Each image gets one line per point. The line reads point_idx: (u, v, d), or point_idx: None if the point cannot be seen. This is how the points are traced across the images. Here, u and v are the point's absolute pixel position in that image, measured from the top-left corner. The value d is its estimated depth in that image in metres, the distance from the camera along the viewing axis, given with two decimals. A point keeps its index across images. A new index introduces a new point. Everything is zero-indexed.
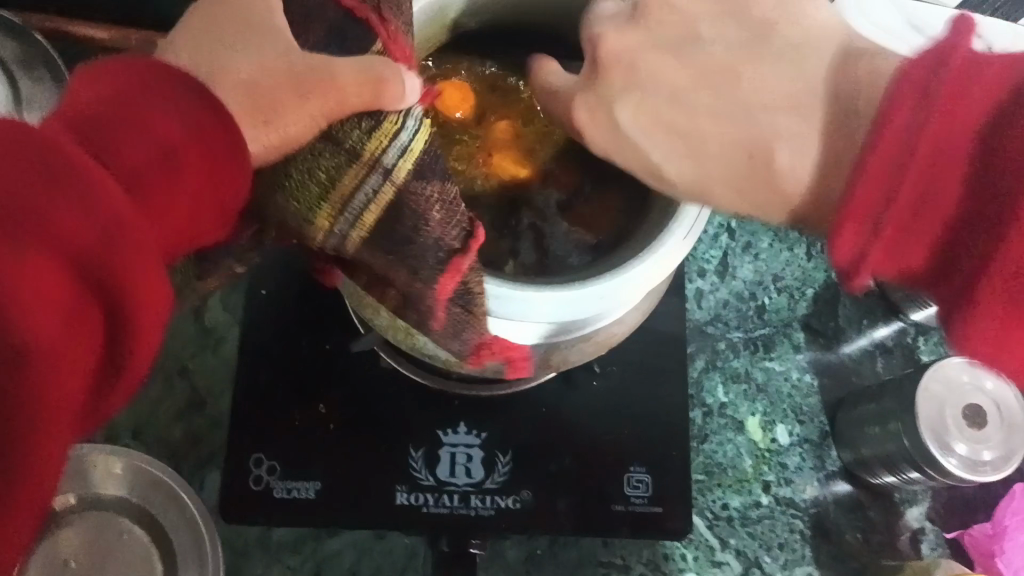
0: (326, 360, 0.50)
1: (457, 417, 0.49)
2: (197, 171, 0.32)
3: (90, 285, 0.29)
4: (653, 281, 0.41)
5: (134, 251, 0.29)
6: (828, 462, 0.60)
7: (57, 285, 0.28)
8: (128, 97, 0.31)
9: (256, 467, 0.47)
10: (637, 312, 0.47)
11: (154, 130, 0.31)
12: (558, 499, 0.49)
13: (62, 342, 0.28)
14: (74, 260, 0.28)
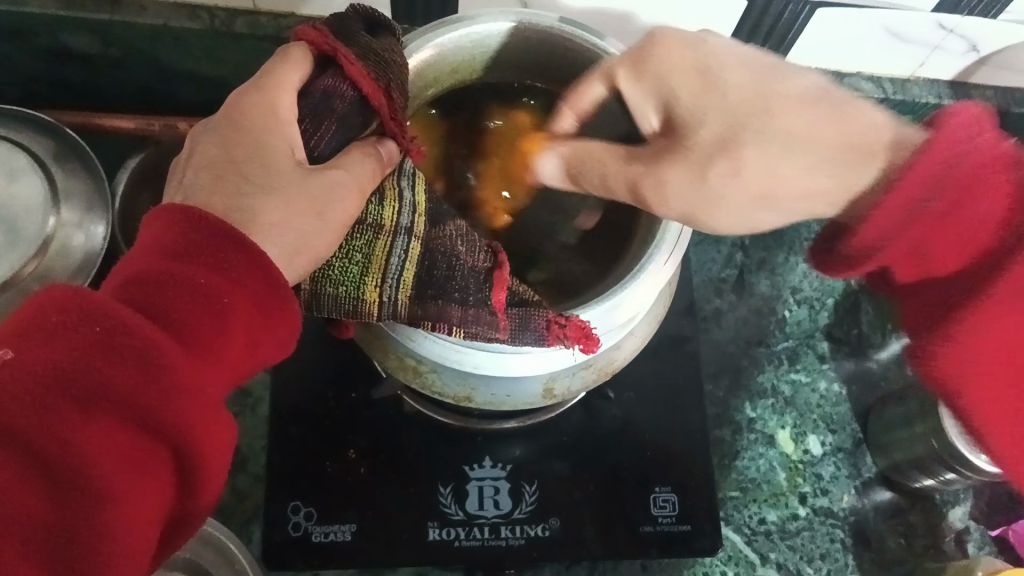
0: (354, 408, 0.52)
1: (482, 452, 0.51)
2: (260, 293, 0.32)
3: (154, 430, 0.29)
4: (650, 293, 0.41)
5: (189, 410, 0.29)
6: (864, 470, 0.60)
7: (102, 449, 0.28)
8: (182, 248, 0.31)
9: (294, 514, 0.49)
10: (637, 335, 0.45)
11: (221, 254, 0.32)
12: (586, 523, 0.50)
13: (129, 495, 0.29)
14: (115, 434, 0.28)
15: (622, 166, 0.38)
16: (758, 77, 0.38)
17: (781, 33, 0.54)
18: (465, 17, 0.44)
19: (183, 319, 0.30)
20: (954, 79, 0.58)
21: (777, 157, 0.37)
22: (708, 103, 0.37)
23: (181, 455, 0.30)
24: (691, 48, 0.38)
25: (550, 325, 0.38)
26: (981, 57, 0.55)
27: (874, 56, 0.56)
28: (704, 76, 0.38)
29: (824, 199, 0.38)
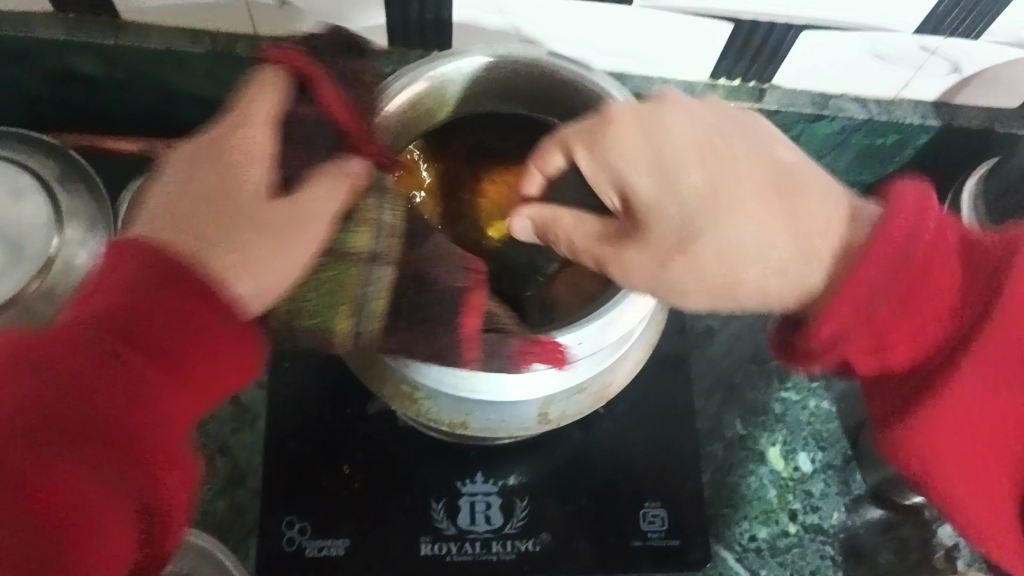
0: (349, 424, 0.53)
1: (474, 468, 0.52)
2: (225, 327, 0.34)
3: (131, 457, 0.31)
4: (639, 319, 0.42)
5: None
6: (854, 487, 0.61)
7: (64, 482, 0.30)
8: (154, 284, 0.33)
9: (288, 528, 0.49)
10: (630, 361, 0.46)
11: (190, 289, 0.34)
12: (576, 539, 0.51)
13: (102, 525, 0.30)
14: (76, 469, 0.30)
15: (592, 244, 0.39)
16: (704, 143, 0.38)
17: (769, 53, 0.55)
18: (450, 51, 0.44)
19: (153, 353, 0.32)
20: (939, 101, 0.59)
21: (768, 215, 0.38)
22: (687, 171, 0.38)
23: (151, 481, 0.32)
24: (646, 119, 0.38)
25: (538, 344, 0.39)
26: (964, 78, 0.56)
27: (858, 77, 0.57)
28: (716, 161, 0.38)
29: (814, 261, 0.38)
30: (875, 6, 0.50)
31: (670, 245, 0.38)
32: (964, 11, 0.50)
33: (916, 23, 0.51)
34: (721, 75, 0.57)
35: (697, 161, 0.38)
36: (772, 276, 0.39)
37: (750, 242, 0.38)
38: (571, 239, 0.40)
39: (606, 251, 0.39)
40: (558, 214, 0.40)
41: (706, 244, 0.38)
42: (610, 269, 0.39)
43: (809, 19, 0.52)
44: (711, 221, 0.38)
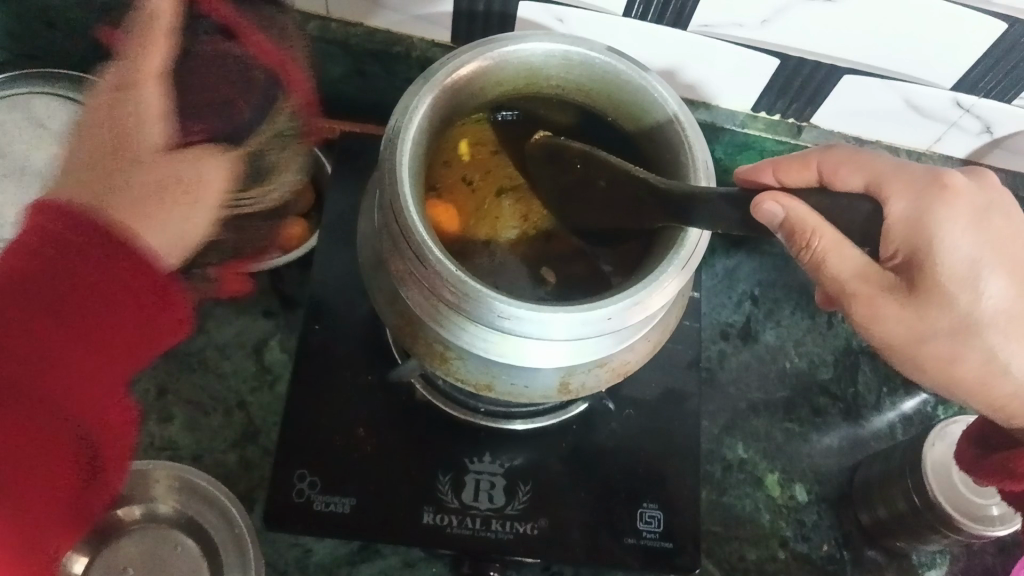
0: (367, 390, 0.55)
1: (482, 447, 0.53)
2: (138, 288, 0.40)
3: (53, 420, 0.39)
4: (662, 302, 0.43)
5: (72, 394, 0.40)
6: (846, 523, 0.62)
7: (80, 297, 0.39)
8: (76, 248, 0.39)
9: (299, 481, 0.51)
10: (651, 340, 0.47)
11: (78, 229, 0.39)
12: (572, 529, 0.52)
13: (52, 472, 0.39)
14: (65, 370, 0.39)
15: (849, 281, 0.41)
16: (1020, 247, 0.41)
17: (811, 93, 0.58)
18: (515, 35, 0.48)
19: (59, 315, 0.39)
20: (968, 159, 0.61)
21: (998, 320, 0.41)
22: (990, 284, 0.40)
23: (75, 429, 0.40)
24: (984, 210, 0.41)
25: (563, 314, 0.41)
26: (994, 139, 0.59)
27: (892, 127, 0.60)
28: (992, 234, 0.41)
29: (991, 375, 0.43)
30: (914, 55, 0.53)
31: (932, 331, 0.42)
32: (1000, 71, 0.52)
33: (953, 78, 0.54)
34: (763, 108, 0.60)
35: (1003, 266, 0.41)
36: (1004, 350, 0.42)
37: (999, 317, 0.41)
38: (833, 266, 0.40)
39: (860, 285, 0.41)
40: (817, 231, 0.39)
41: (936, 330, 0.41)
42: (857, 311, 0.42)
43: (851, 62, 0.55)
44: (989, 323, 0.41)
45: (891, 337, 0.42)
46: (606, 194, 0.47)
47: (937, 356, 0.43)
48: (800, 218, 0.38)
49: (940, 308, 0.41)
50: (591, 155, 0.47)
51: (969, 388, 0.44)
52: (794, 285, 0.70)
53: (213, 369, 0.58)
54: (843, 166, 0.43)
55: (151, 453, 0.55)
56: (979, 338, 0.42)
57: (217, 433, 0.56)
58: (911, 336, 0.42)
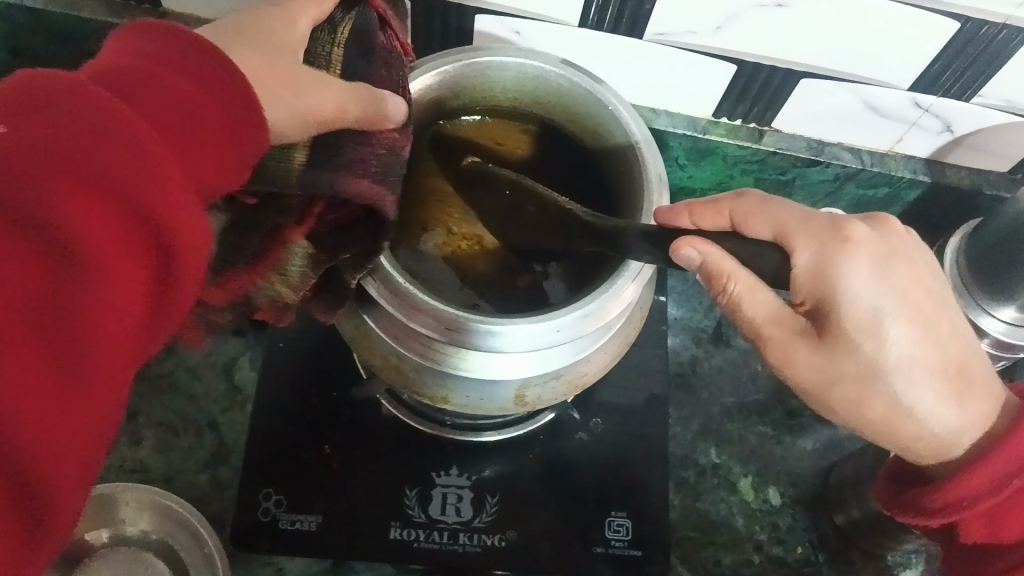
0: (335, 407, 0.55)
1: (450, 461, 0.54)
2: (230, 110, 0.31)
3: (130, 206, 0.26)
4: (616, 312, 0.44)
5: (172, 197, 0.27)
6: (821, 525, 0.62)
7: (168, 118, 0.29)
8: (175, 64, 0.30)
9: (265, 500, 0.51)
10: (609, 351, 0.47)
11: (173, 63, 0.30)
12: (540, 540, 0.52)
13: (94, 332, 0.25)
14: (138, 167, 0.26)
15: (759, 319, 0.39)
16: (932, 295, 0.40)
17: (769, 97, 0.58)
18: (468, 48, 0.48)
19: (150, 104, 0.29)
20: (931, 158, 0.61)
21: (906, 367, 0.40)
22: (895, 331, 0.39)
23: (163, 254, 0.27)
24: (889, 254, 0.39)
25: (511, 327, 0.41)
26: (955, 138, 0.59)
27: (853, 129, 0.60)
28: (897, 282, 0.39)
29: (905, 423, 0.41)
30: (868, 58, 0.53)
31: (838, 379, 0.40)
32: (955, 70, 0.53)
33: (909, 79, 0.54)
34: (724, 114, 0.60)
35: (910, 314, 0.39)
36: (910, 395, 0.40)
37: (906, 365, 0.39)
38: (748, 312, 0.39)
39: (780, 335, 0.40)
40: (732, 273, 0.39)
41: (842, 378, 0.40)
42: (771, 355, 0.40)
43: (806, 66, 0.55)
44: (897, 370, 0.39)
45: (804, 379, 0.40)
46: (537, 218, 0.47)
47: (846, 401, 0.40)
48: (715, 262, 0.38)
49: (842, 354, 0.39)
50: (520, 182, 0.47)
51: (879, 432, 0.42)
52: None
53: (183, 390, 0.58)
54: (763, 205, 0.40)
55: (122, 475, 0.55)
56: (887, 386, 0.40)
57: (187, 454, 0.56)
58: (817, 382, 0.40)
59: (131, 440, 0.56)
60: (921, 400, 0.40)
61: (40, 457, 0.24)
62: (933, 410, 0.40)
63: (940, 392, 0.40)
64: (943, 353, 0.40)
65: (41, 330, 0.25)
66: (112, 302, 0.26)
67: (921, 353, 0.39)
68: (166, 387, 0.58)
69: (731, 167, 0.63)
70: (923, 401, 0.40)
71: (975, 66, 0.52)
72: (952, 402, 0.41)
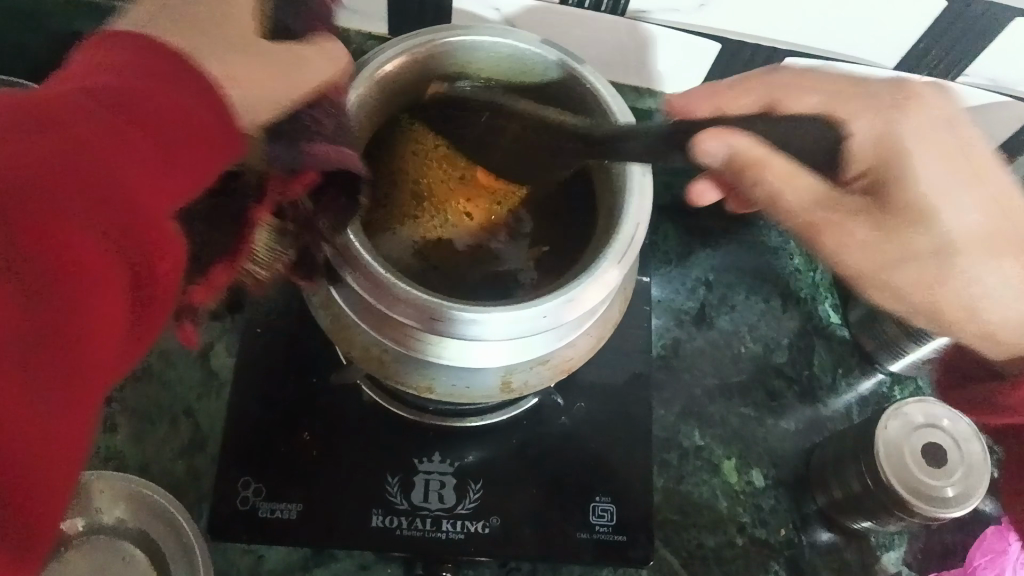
0: (314, 392, 0.54)
1: (432, 446, 0.53)
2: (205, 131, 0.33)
3: (111, 214, 0.28)
4: (600, 298, 0.43)
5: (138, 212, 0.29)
6: (804, 506, 0.62)
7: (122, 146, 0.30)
8: (138, 72, 0.31)
9: (243, 489, 0.50)
10: (594, 335, 0.47)
11: (149, 77, 0.31)
12: (523, 526, 0.52)
13: (77, 331, 0.27)
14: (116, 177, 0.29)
15: (807, 208, 0.42)
16: (977, 169, 0.43)
17: (752, 76, 0.57)
18: (443, 27, 0.46)
19: (120, 112, 0.30)
20: None
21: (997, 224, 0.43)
22: (958, 210, 0.42)
23: (136, 274, 0.29)
24: (928, 143, 0.42)
25: (493, 315, 0.40)
26: None
27: None
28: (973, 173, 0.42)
29: (938, 289, 0.44)
30: (854, 35, 0.52)
31: (881, 248, 0.43)
32: (941, 48, 0.52)
33: (895, 57, 0.54)
34: (708, 93, 0.59)
35: (958, 194, 0.42)
36: (1007, 289, 0.43)
37: (987, 232, 0.43)
38: (783, 200, 0.42)
39: (808, 207, 0.42)
40: (764, 162, 0.40)
41: (889, 247, 0.43)
42: (826, 241, 0.44)
43: (790, 44, 0.54)
44: (950, 227, 0.42)
45: (862, 266, 0.44)
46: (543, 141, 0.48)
47: (954, 291, 0.44)
48: (741, 154, 0.40)
49: (880, 236, 0.42)
50: (528, 112, 0.48)
51: (941, 311, 0.45)
52: (748, 269, 0.70)
53: (159, 377, 0.57)
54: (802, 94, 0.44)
55: (96, 465, 0.54)
56: (923, 245, 0.42)
57: (164, 441, 0.55)
58: (870, 254, 0.43)
59: (106, 429, 0.55)
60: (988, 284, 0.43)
61: (39, 457, 0.26)
62: (980, 276, 0.43)
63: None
64: (999, 218, 0.43)
65: (33, 345, 0.26)
66: (102, 315, 0.28)
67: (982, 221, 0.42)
68: (141, 373, 0.57)
69: None
70: (967, 257, 0.43)
71: (961, 45, 0.51)
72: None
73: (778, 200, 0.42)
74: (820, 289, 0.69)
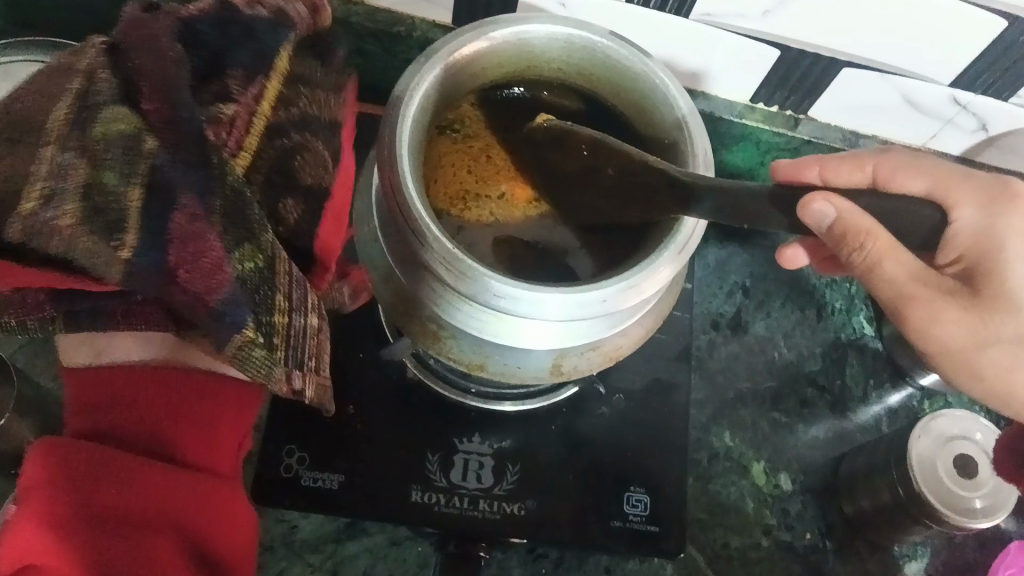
0: (359, 366, 0.55)
1: (472, 427, 0.54)
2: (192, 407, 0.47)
3: (176, 530, 0.44)
4: (656, 288, 0.44)
5: (201, 505, 0.45)
6: (829, 513, 0.63)
7: (195, 411, 0.47)
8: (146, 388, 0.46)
9: (288, 456, 0.52)
10: (644, 325, 0.48)
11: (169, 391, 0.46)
12: (558, 511, 0.53)
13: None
14: (141, 502, 0.43)
15: (909, 283, 0.39)
16: None
17: (808, 85, 0.58)
18: (517, 15, 0.47)
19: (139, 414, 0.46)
20: (962, 156, 0.62)
21: None
22: None
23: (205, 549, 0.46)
24: None
25: (557, 296, 0.41)
26: (989, 138, 0.59)
27: (889, 121, 0.60)
28: None
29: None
30: (915, 50, 0.53)
31: (975, 339, 0.41)
32: (999, 71, 0.53)
33: (952, 75, 0.54)
34: (761, 99, 0.60)
35: None
36: None
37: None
38: (883, 271, 0.39)
39: (911, 284, 0.39)
40: (871, 229, 0.38)
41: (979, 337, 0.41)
42: (914, 315, 0.41)
43: (851, 56, 0.55)
44: None
45: (950, 342, 0.41)
46: (613, 182, 0.46)
47: (1000, 365, 0.42)
48: (847, 217, 0.37)
49: (974, 325, 0.40)
50: (599, 141, 0.46)
51: (996, 392, 0.43)
52: (785, 277, 0.71)
53: None
54: (902, 174, 0.45)
55: None
56: (1009, 337, 0.41)
57: None
58: (961, 336, 0.41)
59: None
60: None
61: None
62: None
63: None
64: None
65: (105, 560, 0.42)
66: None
67: None
68: None
69: (762, 153, 0.63)
70: None
71: (1019, 66, 0.52)
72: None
73: (880, 275, 0.39)
74: (855, 301, 0.70)
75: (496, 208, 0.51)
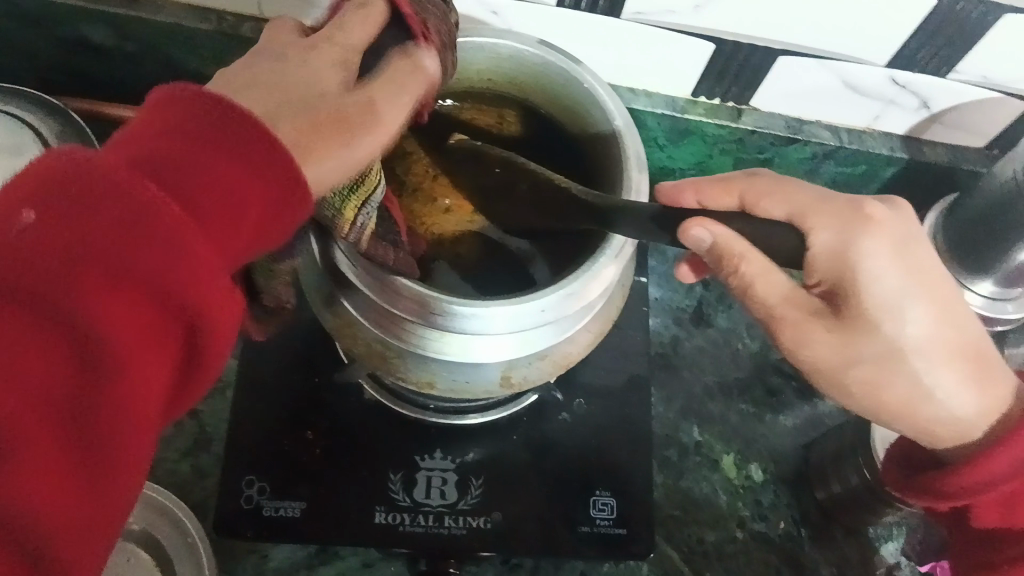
0: (318, 391, 0.55)
1: (433, 444, 0.53)
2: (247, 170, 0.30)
3: (169, 294, 0.28)
4: (597, 292, 0.44)
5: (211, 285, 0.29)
6: (803, 500, 0.63)
7: (210, 151, 0.29)
8: (182, 134, 0.29)
9: (247, 488, 0.51)
10: (590, 331, 0.48)
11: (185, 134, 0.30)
12: (526, 521, 0.52)
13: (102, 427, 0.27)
14: (175, 257, 0.28)
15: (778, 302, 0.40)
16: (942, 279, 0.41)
17: (745, 75, 0.58)
18: None
19: (184, 183, 0.29)
20: (907, 136, 0.62)
21: (946, 333, 0.42)
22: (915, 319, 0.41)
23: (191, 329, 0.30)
24: (898, 247, 0.40)
25: (490, 311, 0.41)
26: (932, 115, 0.59)
27: (831, 107, 0.60)
28: (925, 274, 0.41)
29: (895, 400, 0.43)
30: (848, 35, 0.53)
31: (850, 356, 0.41)
32: (933, 49, 0.53)
33: (887, 57, 0.54)
34: (702, 93, 0.60)
35: (926, 299, 0.41)
36: (961, 393, 0.43)
37: (926, 342, 0.41)
38: (757, 289, 0.40)
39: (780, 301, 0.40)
40: (743, 253, 0.39)
41: (843, 356, 0.41)
42: (786, 333, 0.41)
43: (785, 44, 0.55)
44: (910, 339, 0.41)
45: (820, 357, 0.41)
46: (528, 199, 0.46)
47: (866, 382, 0.42)
48: (723, 241, 0.39)
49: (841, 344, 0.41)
50: (512, 161, 0.47)
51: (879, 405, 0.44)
52: None
53: None
54: (766, 196, 0.42)
55: None
56: (867, 355, 0.41)
57: (168, 442, 0.56)
58: (823, 357, 0.41)
59: None
60: (945, 404, 0.43)
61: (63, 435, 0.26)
62: (932, 382, 0.42)
63: (957, 373, 0.42)
64: (958, 335, 0.42)
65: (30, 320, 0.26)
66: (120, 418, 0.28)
67: (932, 333, 0.41)
68: None
69: (710, 147, 0.63)
70: (922, 363, 0.42)
71: (951, 43, 0.52)
72: (973, 383, 0.43)
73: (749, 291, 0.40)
74: None
75: (448, 224, 0.52)
